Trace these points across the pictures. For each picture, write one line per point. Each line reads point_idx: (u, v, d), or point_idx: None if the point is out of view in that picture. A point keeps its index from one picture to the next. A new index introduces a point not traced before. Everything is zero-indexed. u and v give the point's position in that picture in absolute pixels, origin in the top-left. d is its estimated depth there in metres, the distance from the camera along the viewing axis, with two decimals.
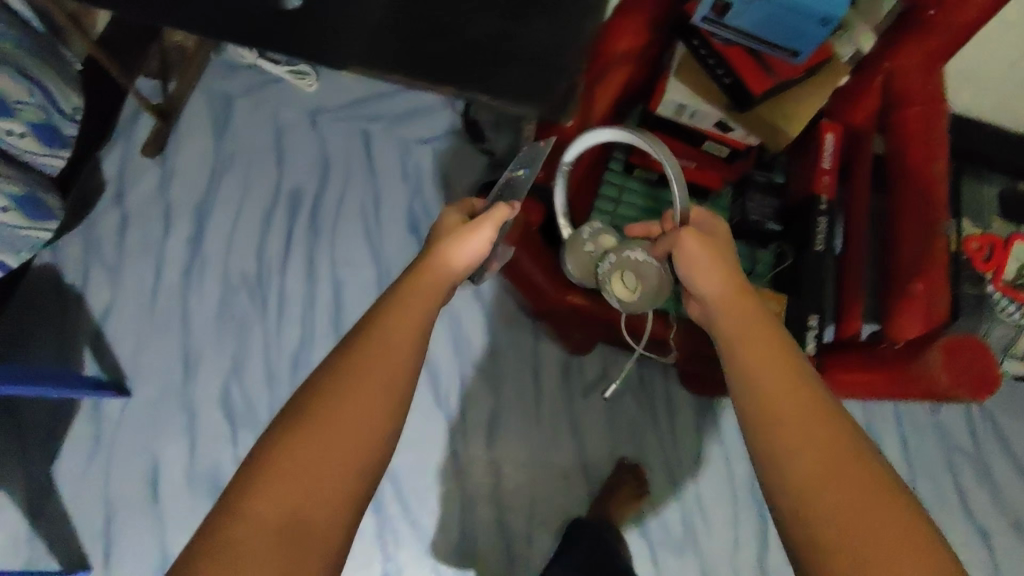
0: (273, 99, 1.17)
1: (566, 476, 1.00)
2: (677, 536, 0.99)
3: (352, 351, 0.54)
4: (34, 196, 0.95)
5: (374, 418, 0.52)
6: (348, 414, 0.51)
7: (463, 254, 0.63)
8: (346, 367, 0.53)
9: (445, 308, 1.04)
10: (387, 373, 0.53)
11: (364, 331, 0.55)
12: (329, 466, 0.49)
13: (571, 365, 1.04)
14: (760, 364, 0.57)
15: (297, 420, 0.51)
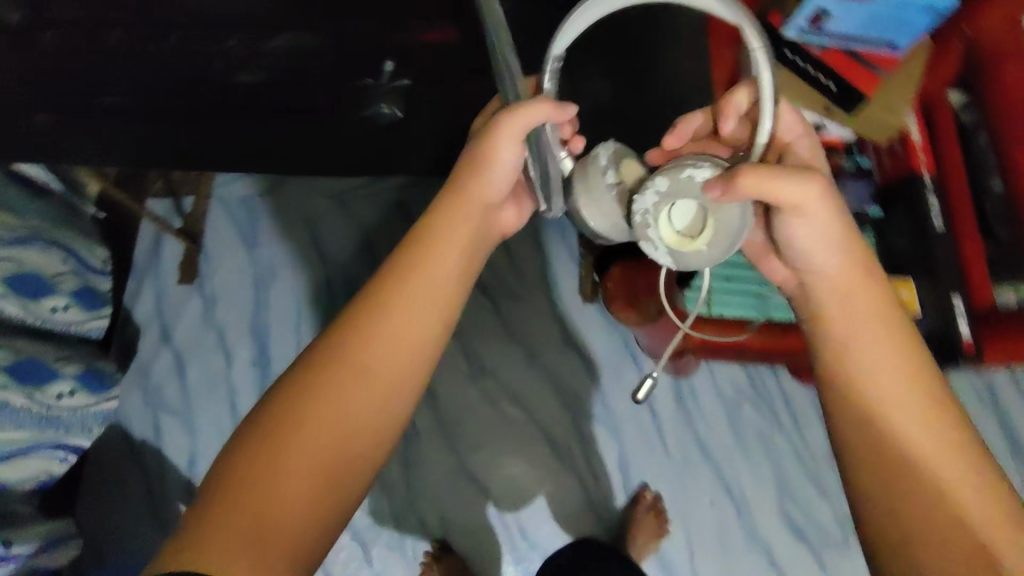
0: (293, 191, 1.09)
1: (710, 501, 0.96)
2: (838, 534, 0.95)
3: (361, 325, 0.51)
4: (94, 367, 0.88)
5: (376, 396, 0.49)
6: (351, 399, 0.48)
7: (477, 198, 0.55)
8: (355, 347, 0.50)
9: (539, 366, 1.01)
10: (397, 356, 0.51)
11: (373, 305, 0.51)
12: (330, 447, 0.47)
13: (681, 390, 1.01)
14: (859, 326, 0.49)
15: (300, 393, 0.48)
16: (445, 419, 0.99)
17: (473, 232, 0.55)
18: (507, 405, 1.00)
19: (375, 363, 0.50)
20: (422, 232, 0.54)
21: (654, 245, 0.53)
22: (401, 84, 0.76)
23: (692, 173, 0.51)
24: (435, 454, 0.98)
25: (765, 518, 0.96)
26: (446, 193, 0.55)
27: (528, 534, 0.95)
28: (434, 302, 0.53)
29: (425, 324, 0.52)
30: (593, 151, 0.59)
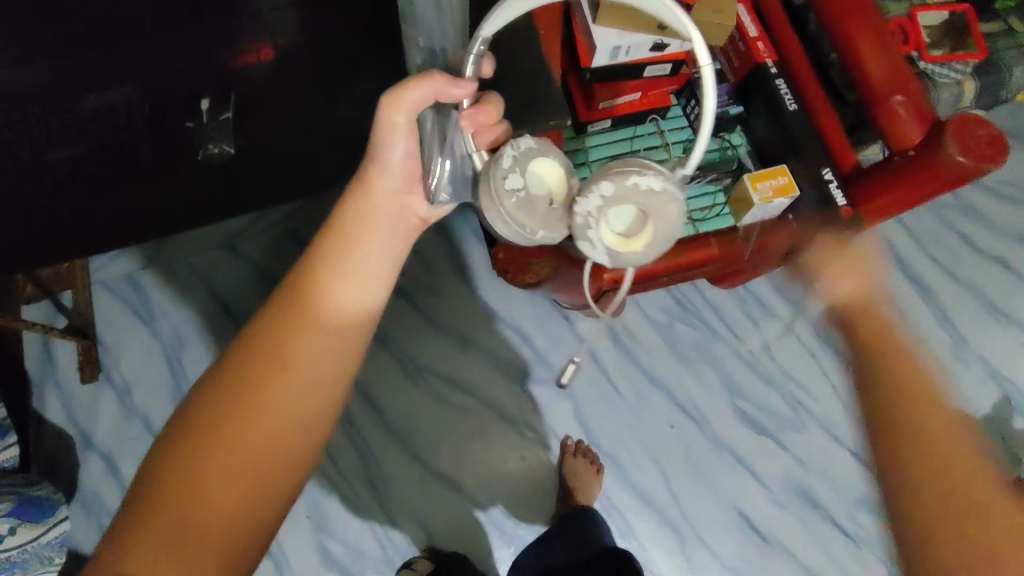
0: (177, 252, 1.04)
1: (671, 424, 0.99)
2: (788, 415, 1.00)
3: (278, 327, 0.51)
4: (28, 497, 0.82)
5: (302, 397, 0.50)
6: (279, 399, 0.49)
7: (389, 194, 0.59)
8: (277, 349, 0.51)
9: (476, 350, 1.01)
10: (322, 357, 0.52)
11: (288, 309, 0.52)
12: (262, 447, 0.48)
13: (614, 328, 1.03)
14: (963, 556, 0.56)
15: (225, 398, 0.48)
16: (400, 430, 0.98)
17: (389, 222, 0.58)
18: (457, 396, 0.99)
19: (297, 361, 0.51)
20: (333, 230, 0.56)
21: (594, 245, 0.50)
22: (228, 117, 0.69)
23: (640, 181, 0.48)
24: (400, 466, 0.97)
25: (722, 423, 1.00)
26: (354, 193, 0.59)
27: (511, 511, 0.97)
28: (351, 296, 0.54)
29: (345, 316, 0.53)
30: (503, 149, 0.51)
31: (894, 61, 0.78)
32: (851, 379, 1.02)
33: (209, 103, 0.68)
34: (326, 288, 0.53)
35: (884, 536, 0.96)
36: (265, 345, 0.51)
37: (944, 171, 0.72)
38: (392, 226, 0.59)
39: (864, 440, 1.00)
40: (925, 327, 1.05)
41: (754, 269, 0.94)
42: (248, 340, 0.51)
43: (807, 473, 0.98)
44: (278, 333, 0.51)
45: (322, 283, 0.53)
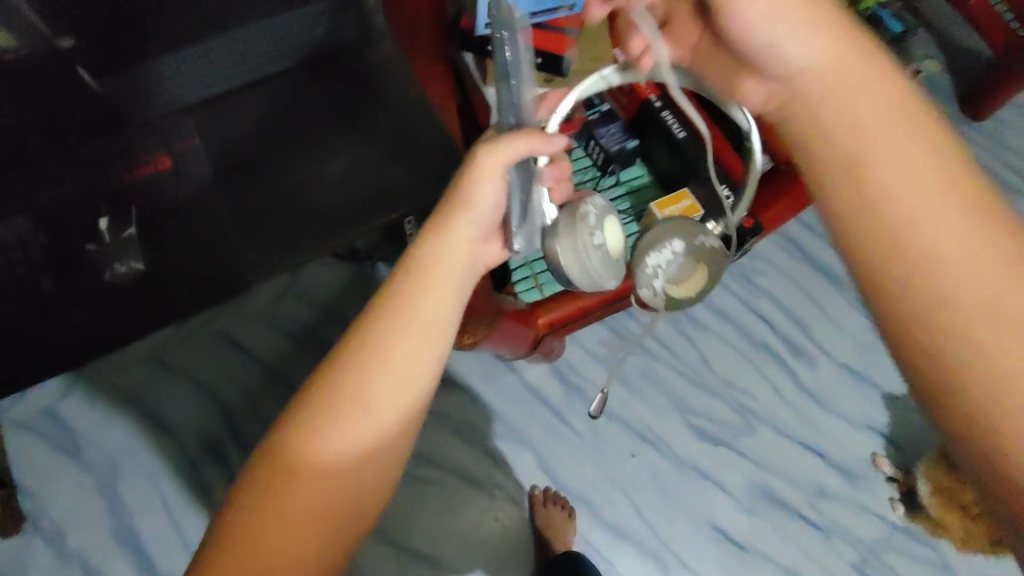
0: (97, 377, 0.98)
1: (632, 453, 1.00)
2: (740, 421, 1.03)
3: (335, 396, 0.49)
4: None
5: (353, 474, 0.49)
6: (331, 472, 0.49)
7: (462, 240, 0.53)
8: (334, 418, 0.49)
9: (430, 418, 1.00)
10: (378, 430, 0.50)
11: (350, 372, 0.50)
12: (314, 525, 0.48)
13: (561, 369, 1.04)
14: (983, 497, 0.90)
15: (277, 469, 0.49)
16: None
17: (458, 271, 0.53)
18: (418, 469, 0.97)
19: (349, 437, 0.49)
20: (400, 277, 0.52)
21: (655, 290, 0.71)
22: (130, 232, 0.66)
23: (708, 241, 0.71)
24: (371, 553, 0.93)
25: (681, 443, 1.01)
26: (427, 232, 0.54)
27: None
28: (406, 365, 0.50)
29: (400, 388, 0.50)
30: (586, 206, 0.62)
31: None
32: (789, 375, 1.07)
33: (108, 221, 0.64)
34: (384, 349, 0.50)
35: (849, 521, 0.99)
36: (320, 412, 0.49)
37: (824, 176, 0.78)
38: (460, 276, 0.53)
39: (813, 432, 1.04)
40: (843, 313, 1.12)
41: None
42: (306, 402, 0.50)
43: (768, 475, 1.01)
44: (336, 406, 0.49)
45: (382, 348, 0.50)
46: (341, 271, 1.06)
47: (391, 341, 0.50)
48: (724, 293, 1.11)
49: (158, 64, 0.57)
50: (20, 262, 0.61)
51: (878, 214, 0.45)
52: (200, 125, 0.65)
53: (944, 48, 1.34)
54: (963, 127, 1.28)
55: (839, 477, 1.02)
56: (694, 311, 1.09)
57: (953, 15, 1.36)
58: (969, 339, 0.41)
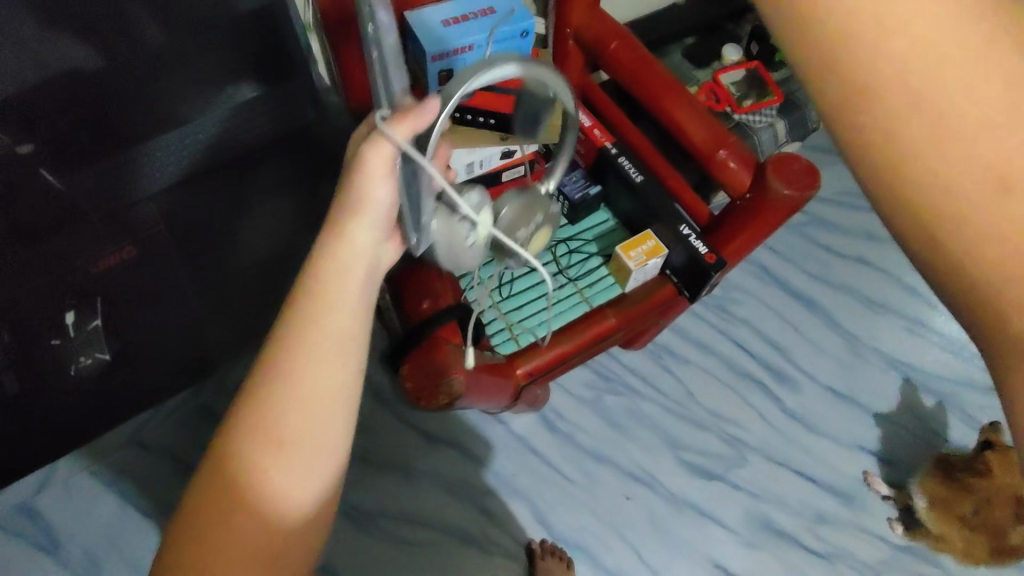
0: (75, 465, 0.96)
1: (626, 495, 0.99)
2: (728, 453, 1.03)
3: (253, 429, 0.49)
4: None
5: (290, 506, 0.49)
6: (264, 508, 0.48)
7: (357, 243, 0.50)
8: (263, 461, 0.48)
9: (419, 478, 0.98)
10: (301, 470, 0.49)
11: (262, 417, 0.48)
12: (230, 559, 0.47)
13: (548, 417, 1.04)
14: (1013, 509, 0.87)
15: (210, 509, 0.48)
16: None
17: (358, 274, 0.50)
18: (410, 531, 0.95)
19: (272, 475, 0.48)
20: (306, 289, 0.50)
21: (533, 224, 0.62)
22: (95, 324, 0.69)
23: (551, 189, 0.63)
24: None
25: (674, 480, 1.00)
26: (324, 244, 0.50)
27: None
28: (321, 393, 0.49)
29: (318, 416, 0.49)
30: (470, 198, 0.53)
31: (709, 124, 0.88)
32: (773, 401, 1.07)
33: (74, 316, 0.67)
34: (288, 390, 0.49)
35: (848, 544, 0.98)
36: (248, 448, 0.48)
37: (780, 206, 0.82)
38: (359, 283, 0.50)
39: (802, 455, 1.04)
40: (821, 336, 1.13)
41: (654, 326, 1.00)
42: (225, 441, 0.49)
43: (764, 505, 1.00)
44: (262, 445, 0.48)
45: (292, 377, 0.49)
46: None
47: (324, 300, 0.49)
48: (703, 326, 1.13)
49: (132, 157, 0.60)
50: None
51: (863, 87, 0.29)
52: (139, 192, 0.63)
53: None
54: None
55: (835, 500, 1.01)
56: (673, 347, 1.10)
57: None
58: (904, 100, 0.29)
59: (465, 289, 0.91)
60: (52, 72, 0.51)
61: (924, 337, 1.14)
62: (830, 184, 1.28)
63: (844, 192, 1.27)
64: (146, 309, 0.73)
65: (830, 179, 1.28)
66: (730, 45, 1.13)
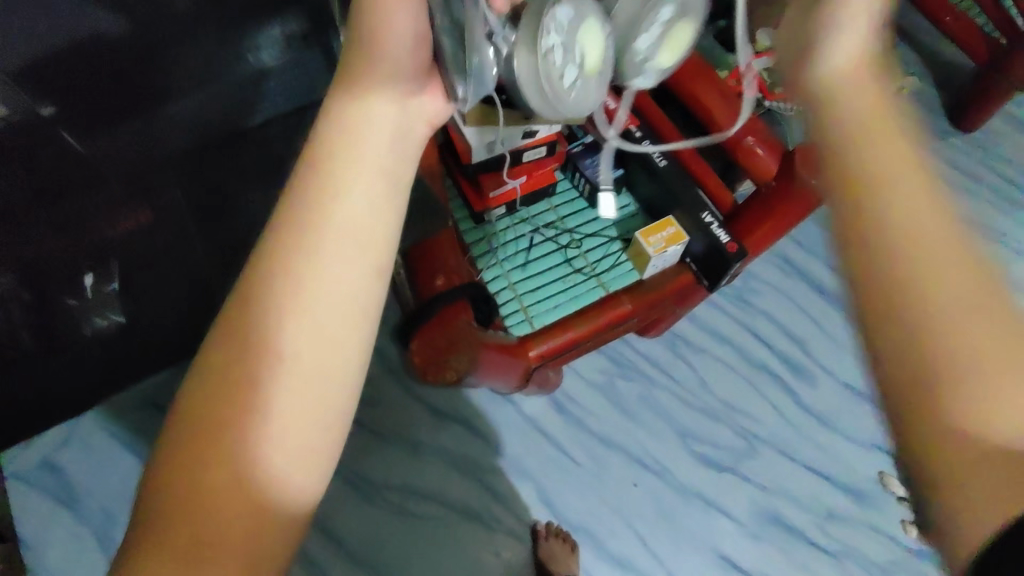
0: (94, 425, 0.99)
1: (634, 482, 0.99)
2: (740, 445, 1.02)
3: (259, 326, 0.41)
4: None
5: (309, 423, 0.40)
6: (280, 426, 0.40)
7: (379, 103, 0.44)
8: (280, 351, 0.40)
9: (429, 454, 0.99)
10: (327, 357, 0.41)
11: (264, 324, 0.41)
12: (246, 489, 0.39)
13: (558, 400, 1.03)
14: None
15: (213, 434, 0.39)
16: (365, 557, 0.92)
17: (377, 141, 0.44)
18: (416, 505, 0.96)
19: (285, 383, 0.40)
20: (314, 163, 0.43)
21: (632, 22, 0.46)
22: (113, 287, 0.69)
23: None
24: None
25: (684, 470, 1.00)
26: (336, 106, 0.44)
27: None
28: (340, 278, 0.42)
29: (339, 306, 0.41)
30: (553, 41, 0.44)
31: (736, 111, 0.85)
32: (789, 395, 1.06)
33: (93, 278, 0.66)
34: (294, 296, 0.41)
35: (858, 542, 0.97)
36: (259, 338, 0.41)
37: (808, 196, 0.80)
38: (382, 155, 0.44)
39: (814, 450, 1.02)
40: (842, 331, 1.11)
41: (670, 314, 0.98)
42: (226, 345, 0.41)
43: (774, 499, 0.99)
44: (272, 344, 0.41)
45: (303, 263, 0.41)
46: None
47: (341, 158, 0.43)
48: (721, 316, 1.11)
49: (152, 121, 0.60)
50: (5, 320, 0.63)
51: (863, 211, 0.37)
52: (157, 154, 0.63)
53: (929, 63, 1.35)
54: (951, 141, 1.28)
55: (847, 498, 0.99)
56: (689, 336, 1.09)
57: (934, 32, 1.38)
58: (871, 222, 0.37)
59: (481, 268, 0.90)
60: (76, 36, 0.52)
61: None
62: None
63: None
64: (165, 273, 0.74)
65: None
66: None
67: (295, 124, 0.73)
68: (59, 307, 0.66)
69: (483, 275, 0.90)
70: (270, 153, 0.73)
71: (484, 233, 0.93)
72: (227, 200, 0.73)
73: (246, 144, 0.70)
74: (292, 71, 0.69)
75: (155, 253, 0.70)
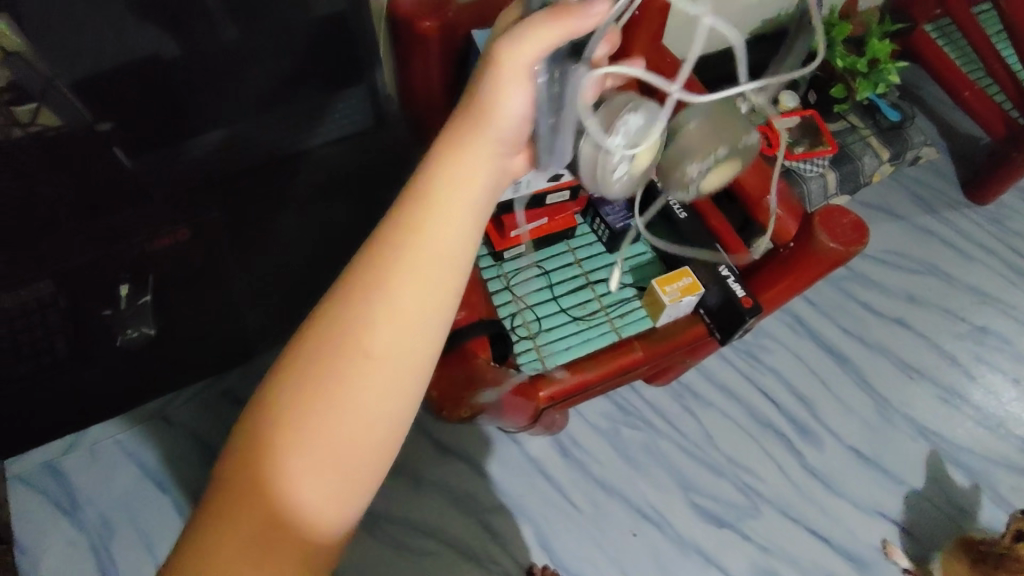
0: (101, 432, 0.99)
1: (634, 532, 0.98)
2: (743, 502, 1.01)
3: (314, 360, 0.41)
4: None
5: (332, 480, 0.40)
6: (309, 463, 0.40)
7: (479, 160, 0.43)
8: (333, 389, 0.40)
9: (433, 487, 0.99)
10: (373, 411, 0.41)
11: (325, 360, 0.41)
12: (273, 534, 0.40)
13: (564, 442, 1.03)
14: None
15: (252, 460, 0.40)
16: None
17: (470, 205, 0.43)
18: (414, 540, 0.95)
19: (327, 418, 0.40)
20: (411, 209, 0.42)
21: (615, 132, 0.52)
22: (146, 299, 0.72)
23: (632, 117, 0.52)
24: None
25: (684, 523, 0.99)
26: (440, 158, 0.43)
27: None
28: (399, 337, 0.41)
29: (399, 360, 0.41)
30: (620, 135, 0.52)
31: (757, 170, 0.87)
32: (796, 456, 1.05)
33: (128, 289, 0.70)
34: (365, 340, 0.41)
35: None
36: (318, 368, 0.41)
37: (823, 257, 0.80)
38: (468, 215, 0.43)
39: (818, 513, 1.01)
40: (851, 395, 1.11)
41: (680, 365, 1.00)
42: (286, 383, 0.41)
43: (774, 559, 0.97)
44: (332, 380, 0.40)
45: (369, 315, 0.41)
46: None
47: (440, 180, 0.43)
48: (731, 370, 1.11)
49: (199, 145, 0.63)
50: (42, 323, 0.66)
51: None
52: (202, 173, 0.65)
53: (946, 136, 1.38)
54: (965, 212, 1.30)
55: (849, 566, 0.98)
56: (696, 388, 1.09)
57: (952, 103, 1.41)
58: None
59: (497, 305, 0.92)
60: (131, 57, 0.53)
61: (957, 408, 1.11)
62: (875, 244, 1.25)
63: (887, 254, 1.24)
64: (195, 282, 0.75)
65: (875, 238, 1.26)
66: (787, 90, 1.12)
67: (345, 152, 0.76)
68: (88, 309, 0.69)
69: (500, 312, 0.91)
70: (314, 178, 0.76)
71: (503, 272, 0.94)
72: (263, 221, 0.75)
73: (297, 169, 0.73)
74: (347, 103, 0.71)
75: (192, 262, 0.73)
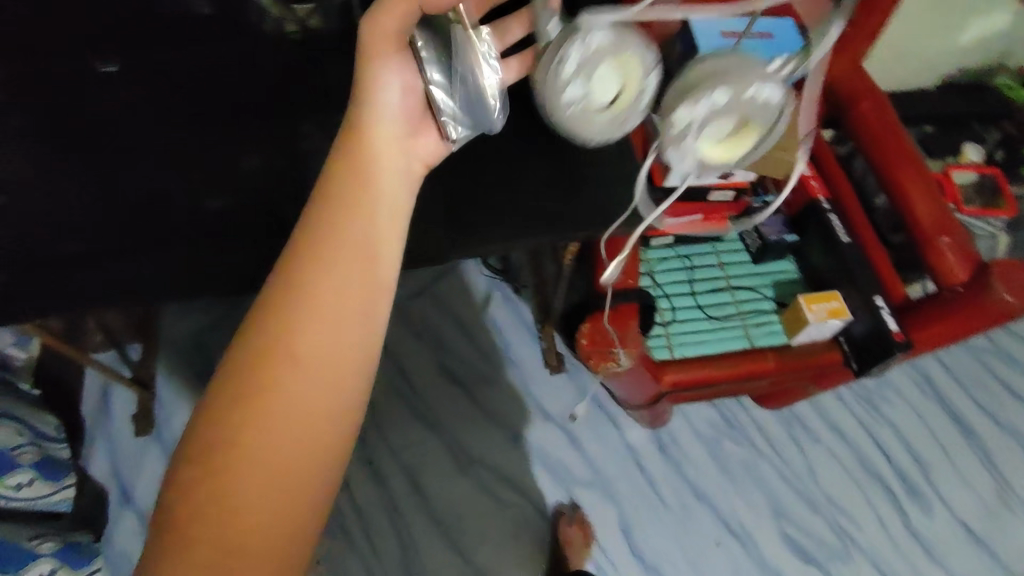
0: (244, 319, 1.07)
1: (716, 543, 0.97)
2: (834, 544, 0.98)
3: (250, 359, 0.36)
4: (73, 541, 0.86)
5: (285, 483, 0.35)
6: (264, 470, 0.35)
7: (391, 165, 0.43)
8: (271, 384, 0.36)
9: (529, 447, 1.01)
10: (323, 394, 0.36)
11: (261, 356, 0.36)
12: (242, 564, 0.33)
13: (663, 438, 1.04)
14: None
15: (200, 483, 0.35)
16: (446, 520, 0.95)
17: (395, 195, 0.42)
18: (503, 491, 0.97)
19: (277, 415, 0.35)
20: (321, 207, 0.40)
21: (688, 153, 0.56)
22: None
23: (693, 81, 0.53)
24: (438, 560, 0.92)
25: (770, 549, 0.97)
26: (348, 160, 0.41)
27: None
28: (331, 311, 0.37)
29: (337, 339, 0.37)
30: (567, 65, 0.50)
31: (936, 210, 0.85)
32: (900, 516, 1.01)
33: None
34: (299, 326, 0.37)
35: None
36: (257, 367, 0.36)
37: (989, 312, 0.77)
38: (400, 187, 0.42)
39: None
40: (971, 469, 1.05)
41: (798, 393, 0.98)
42: (227, 391, 0.36)
43: None
44: (275, 332, 0.37)
45: (303, 297, 0.37)
46: (480, 286, 1.11)
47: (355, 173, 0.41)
48: (846, 413, 1.08)
49: None
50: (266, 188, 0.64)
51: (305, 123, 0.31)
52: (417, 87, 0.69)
53: None
54: None
55: None
56: (808, 421, 1.06)
57: None
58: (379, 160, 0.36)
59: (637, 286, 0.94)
60: None
61: None
62: None
63: None
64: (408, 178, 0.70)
65: None
66: (972, 144, 1.09)
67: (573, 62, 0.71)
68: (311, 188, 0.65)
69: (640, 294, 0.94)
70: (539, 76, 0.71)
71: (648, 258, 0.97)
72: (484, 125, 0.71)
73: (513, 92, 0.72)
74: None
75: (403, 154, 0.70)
